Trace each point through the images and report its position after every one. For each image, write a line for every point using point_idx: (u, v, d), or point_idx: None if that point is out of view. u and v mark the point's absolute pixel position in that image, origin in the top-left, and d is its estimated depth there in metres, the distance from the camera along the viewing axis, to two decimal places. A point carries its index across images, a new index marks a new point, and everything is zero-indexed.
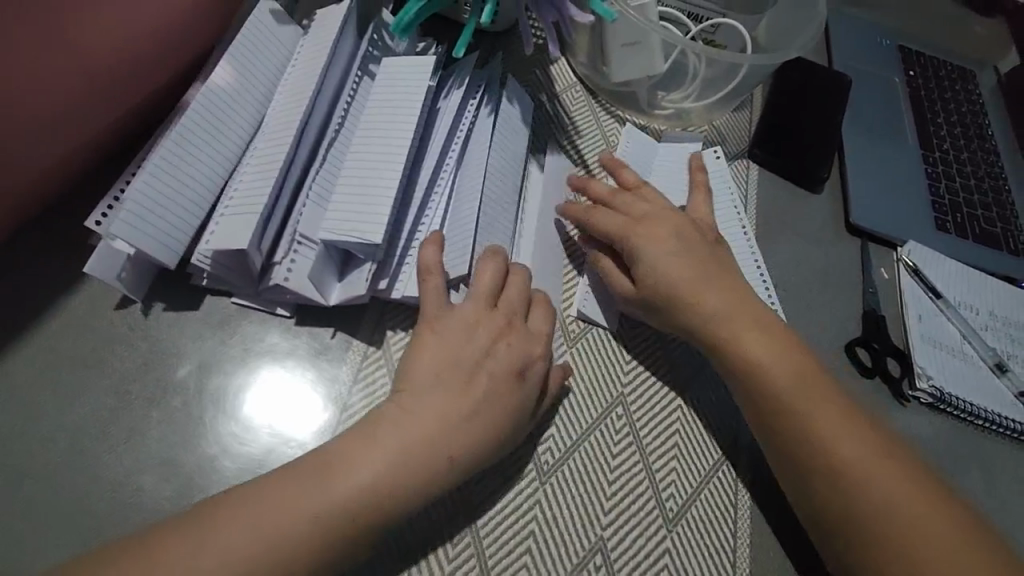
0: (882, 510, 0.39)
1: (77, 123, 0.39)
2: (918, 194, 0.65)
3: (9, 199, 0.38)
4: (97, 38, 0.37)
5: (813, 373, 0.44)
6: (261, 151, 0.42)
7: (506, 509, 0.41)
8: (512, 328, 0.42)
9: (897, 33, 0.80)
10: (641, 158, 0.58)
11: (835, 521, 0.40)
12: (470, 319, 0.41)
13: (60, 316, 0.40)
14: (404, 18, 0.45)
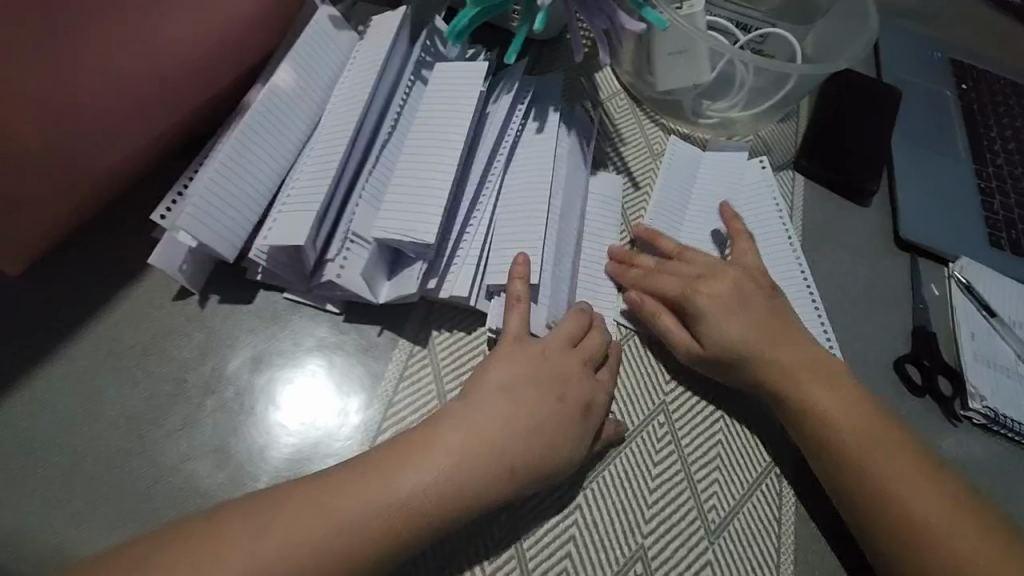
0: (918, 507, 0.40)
1: (147, 119, 0.41)
2: (970, 210, 0.63)
3: (82, 190, 0.40)
4: (170, 37, 0.39)
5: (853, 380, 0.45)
6: (318, 151, 0.43)
7: (546, 512, 0.41)
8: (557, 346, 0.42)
9: (948, 46, 0.79)
10: (685, 166, 0.58)
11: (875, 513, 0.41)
12: (544, 352, 0.41)
13: (123, 305, 0.42)
14: (458, 25, 0.46)
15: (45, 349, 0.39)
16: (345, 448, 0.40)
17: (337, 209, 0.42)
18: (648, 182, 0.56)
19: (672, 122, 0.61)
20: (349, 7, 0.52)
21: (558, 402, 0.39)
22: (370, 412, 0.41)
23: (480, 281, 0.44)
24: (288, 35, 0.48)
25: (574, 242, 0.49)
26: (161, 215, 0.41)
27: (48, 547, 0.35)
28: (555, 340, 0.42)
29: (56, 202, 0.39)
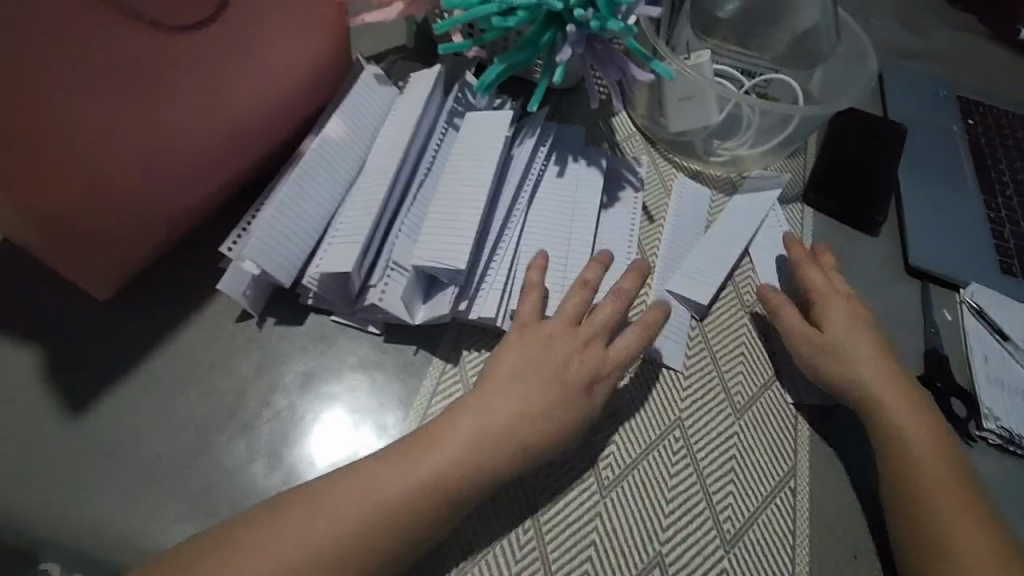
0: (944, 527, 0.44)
1: (218, 164, 0.47)
2: (980, 238, 0.65)
3: (161, 225, 0.46)
4: (239, 98, 0.46)
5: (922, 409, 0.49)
6: (363, 191, 0.49)
7: (567, 518, 0.43)
8: (588, 347, 0.46)
9: (954, 84, 0.82)
10: (694, 202, 0.62)
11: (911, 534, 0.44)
12: (557, 337, 0.45)
13: (191, 326, 0.47)
14: (487, 79, 0.51)
15: (125, 364, 0.45)
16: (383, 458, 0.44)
17: (379, 240, 0.47)
18: (662, 215, 0.60)
19: (684, 160, 0.66)
20: (390, 66, 0.59)
21: None
22: (407, 423, 0.46)
23: (506, 304, 0.49)
24: (338, 92, 0.55)
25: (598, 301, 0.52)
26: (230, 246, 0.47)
27: (127, 536, 0.40)
28: (560, 321, 0.46)
29: (141, 235, 0.45)
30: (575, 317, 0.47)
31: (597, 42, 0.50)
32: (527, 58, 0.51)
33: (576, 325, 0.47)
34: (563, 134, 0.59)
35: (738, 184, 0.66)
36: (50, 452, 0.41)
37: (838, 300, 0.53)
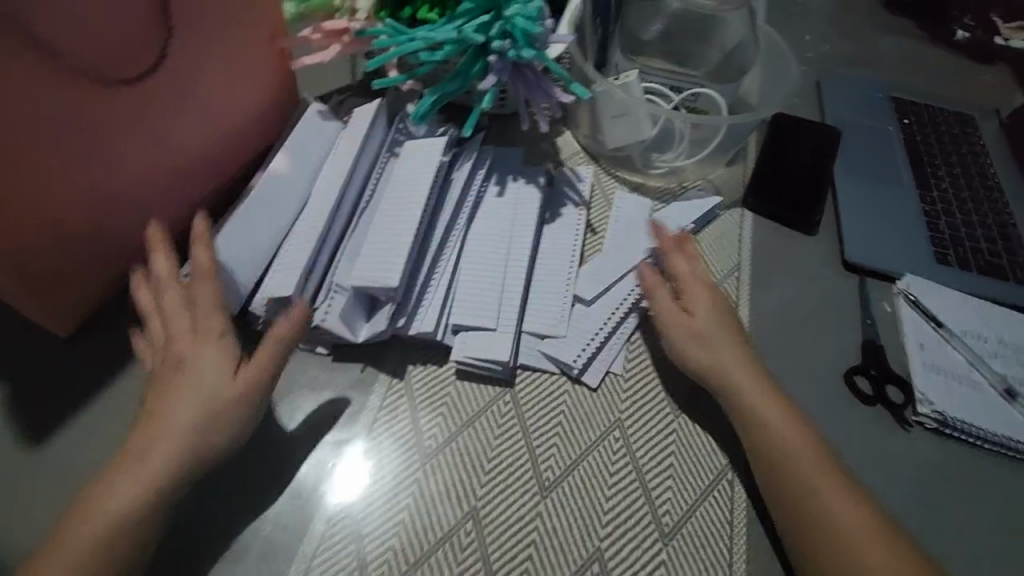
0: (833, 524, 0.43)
1: (166, 205, 0.50)
2: (914, 231, 0.68)
3: (116, 264, 0.49)
4: (181, 140, 0.49)
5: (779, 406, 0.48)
6: (307, 220, 0.52)
7: (508, 520, 0.45)
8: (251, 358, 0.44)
9: (890, 86, 0.85)
10: (636, 210, 0.64)
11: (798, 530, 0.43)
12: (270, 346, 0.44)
13: (147, 357, 0.50)
14: (422, 108, 0.55)
15: (88, 396, 0.48)
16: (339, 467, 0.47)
17: (323, 267, 0.51)
18: (604, 228, 0.63)
19: (626, 173, 0.69)
20: (336, 104, 0.63)
21: None
22: (356, 436, 0.48)
23: (446, 318, 0.52)
24: (285, 130, 0.59)
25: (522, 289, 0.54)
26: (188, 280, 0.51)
27: None
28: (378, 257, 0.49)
29: (99, 274, 0.48)
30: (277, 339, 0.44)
31: (526, 71, 0.54)
32: (459, 88, 0.55)
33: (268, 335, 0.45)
34: (502, 156, 0.62)
35: (678, 193, 0.68)
36: (17, 483, 0.44)
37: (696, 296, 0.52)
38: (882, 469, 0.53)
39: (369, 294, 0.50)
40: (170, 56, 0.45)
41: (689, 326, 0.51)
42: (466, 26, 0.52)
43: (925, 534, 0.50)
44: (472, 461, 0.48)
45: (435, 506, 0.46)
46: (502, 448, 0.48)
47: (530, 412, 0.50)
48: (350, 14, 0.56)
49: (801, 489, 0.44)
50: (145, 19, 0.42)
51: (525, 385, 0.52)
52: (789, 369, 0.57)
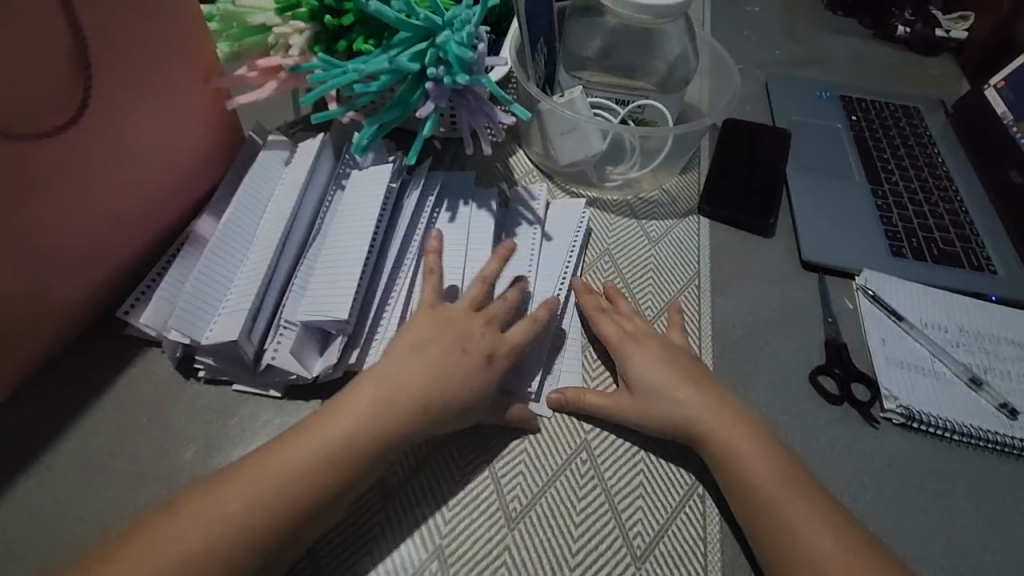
0: (802, 539, 0.43)
1: (104, 259, 0.49)
2: (868, 225, 0.68)
3: (52, 323, 0.48)
4: (115, 192, 0.48)
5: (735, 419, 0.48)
6: (255, 259, 0.51)
7: (477, 555, 0.44)
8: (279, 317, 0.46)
9: (837, 84, 0.87)
10: (592, 233, 0.65)
11: (770, 545, 0.44)
12: None
13: (91, 416, 0.48)
14: (362, 141, 0.55)
15: (24, 462, 0.46)
16: None
17: (272, 303, 0.49)
18: (575, 236, 0.61)
19: (583, 189, 0.69)
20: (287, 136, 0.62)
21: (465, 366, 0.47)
22: None
23: None
24: (229, 172, 0.58)
25: None
26: (148, 327, 0.49)
27: None
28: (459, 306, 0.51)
29: (33, 334, 0.46)
30: None
31: (466, 94, 0.54)
32: (400, 115, 0.55)
33: None
34: (452, 179, 0.62)
35: (636, 205, 0.68)
36: None
37: (636, 350, 0.52)
38: (854, 469, 0.52)
39: (320, 328, 0.49)
40: (91, 105, 0.44)
41: (641, 368, 0.51)
42: (400, 56, 0.52)
43: (902, 533, 0.49)
44: (435, 497, 0.46)
45: (398, 545, 0.44)
46: (467, 479, 0.47)
47: (495, 439, 0.49)
48: (285, 50, 0.57)
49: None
50: (58, 69, 0.41)
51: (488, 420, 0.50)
52: (755, 374, 0.57)
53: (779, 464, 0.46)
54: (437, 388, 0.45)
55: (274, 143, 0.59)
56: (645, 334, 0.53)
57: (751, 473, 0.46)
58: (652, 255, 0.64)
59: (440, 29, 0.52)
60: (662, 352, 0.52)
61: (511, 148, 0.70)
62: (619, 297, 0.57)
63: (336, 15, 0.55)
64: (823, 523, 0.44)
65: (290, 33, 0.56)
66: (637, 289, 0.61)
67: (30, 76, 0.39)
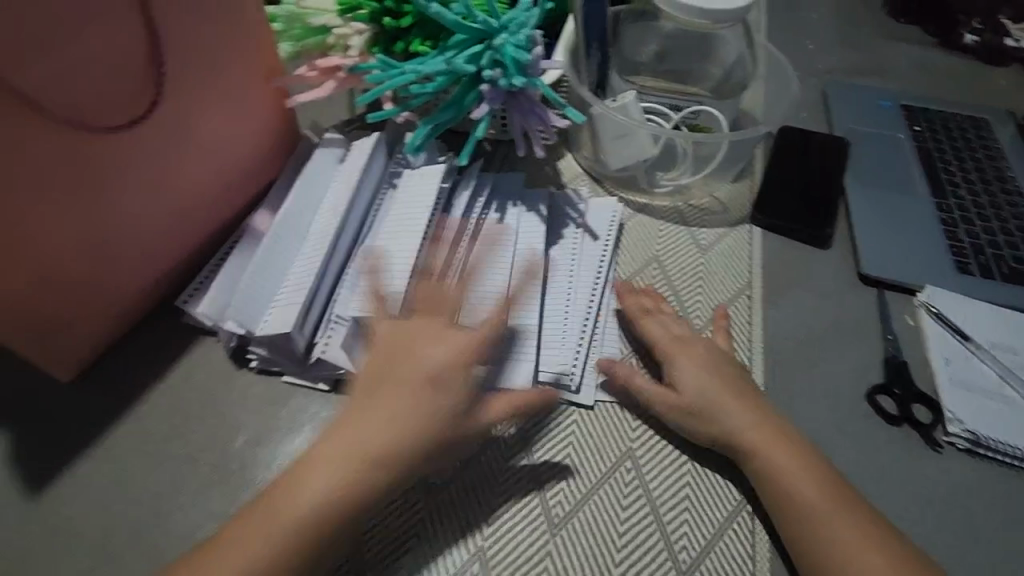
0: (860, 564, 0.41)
1: (167, 248, 0.51)
2: (932, 240, 0.65)
3: (117, 308, 0.50)
4: (180, 182, 0.49)
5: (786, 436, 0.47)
6: (308, 254, 0.52)
7: (519, 561, 0.44)
8: None
9: (900, 94, 0.83)
10: (641, 240, 0.64)
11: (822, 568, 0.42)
12: None
13: (149, 399, 0.50)
14: (416, 140, 0.55)
15: (87, 440, 0.48)
16: None
17: (324, 297, 0.50)
18: (609, 235, 0.61)
19: (632, 195, 0.68)
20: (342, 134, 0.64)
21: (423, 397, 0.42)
22: None
23: None
24: (285, 168, 0.60)
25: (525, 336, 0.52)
26: (206, 316, 0.51)
27: None
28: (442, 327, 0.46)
29: (98, 319, 0.48)
30: None
31: (519, 96, 0.54)
32: (454, 116, 0.55)
33: None
34: (501, 182, 0.62)
35: (685, 212, 0.67)
36: (13, 534, 0.44)
37: (683, 355, 0.51)
38: (914, 495, 0.50)
39: (369, 324, 0.50)
40: (162, 101, 0.45)
41: (686, 381, 0.49)
42: (456, 57, 0.52)
43: (965, 566, 0.47)
44: (476, 499, 0.46)
45: (438, 547, 0.44)
46: (511, 481, 0.47)
47: (537, 441, 0.49)
48: (344, 50, 0.58)
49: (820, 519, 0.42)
50: (134, 62, 0.42)
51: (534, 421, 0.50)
52: (808, 390, 0.55)
53: (834, 484, 0.44)
54: (428, 429, 0.41)
55: (328, 141, 0.60)
56: (701, 345, 0.52)
57: (806, 494, 0.44)
58: (701, 263, 0.62)
59: (497, 32, 0.53)
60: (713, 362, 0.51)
61: (559, 151, 0.70)
62: (663, 305, 0.56)
63: (395, 17, 0.56)
64: (882, 548, 0.42)
65: (350, 33, 0.57)
66: (686, 297, 0.59)
67: (108, 68, 0.41)
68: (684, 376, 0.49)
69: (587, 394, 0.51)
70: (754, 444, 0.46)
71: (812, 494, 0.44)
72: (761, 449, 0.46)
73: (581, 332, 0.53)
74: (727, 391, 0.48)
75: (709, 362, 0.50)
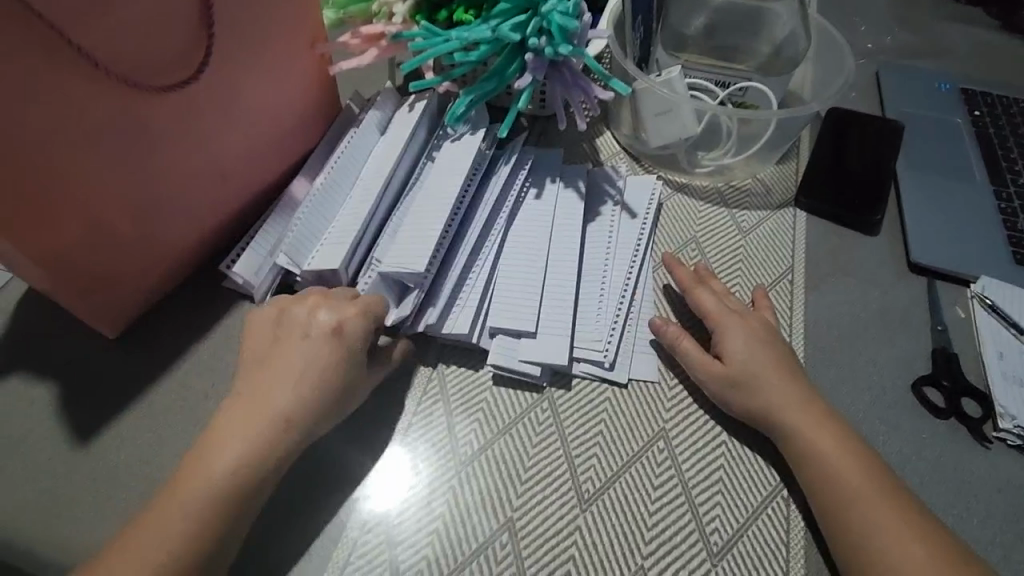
0: (902, 556, 0.40)
1: (210, 209, 0.51)
2: (989, 229, 0.62)
3: (161, 268, 0.51)
4: (223, 145, 0.50)
5: (827, 423, 0.45)
6: (343, 217, 0.52)
7: (548, 534, 0.43)
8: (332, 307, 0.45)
9: (960, 77, 0.79)
10: (680, 219, 0.62)
11: (861, 558, 0.40)
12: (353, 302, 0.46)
13: (190, 358, 0.52)
14: (457, 109, 0.55)
15: (131, 394, 0.49)
16: (408, 475, 0.46)
17: (364, 250, 0.51)
18: (647, 213, 0.59)
19: (672, 174, 0.66)
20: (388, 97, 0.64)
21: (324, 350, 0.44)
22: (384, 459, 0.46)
23: (483, 321, 0.51)
24: (326, 136, 0.60)
25: (560, 310, 0.51)
26: (239, 275, 0.52)
27: None
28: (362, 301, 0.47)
29: (142, 277, 0.49)
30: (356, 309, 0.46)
31: (562, 67, 0.53)
32: (495, 88, 0.55)
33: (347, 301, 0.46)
34: (542, 157, 0.61)
35: (726, 193, 0.65)
36: (61, 482, 0.46)
37: (726, 333, 0.49)
38: (959, 490, 0.48)
39: (399, 282, 0.50)
40: (210, 63, 0.45)
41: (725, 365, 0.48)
42: (502, 25, 0.51)
43: (1013, 565, 0.45)
44: (508, 471, 0.46)
45: (469, 514, 0.44)
46: (541, 455, 0.47)
47: (569, 418, 0.48)
48: (388, 18, 0.58)
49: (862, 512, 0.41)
50: (187, 22, 0.42)
51: (565, 395, 0.49)
52: (849, 378, 0.53)
53: (877, 473, 0.43)
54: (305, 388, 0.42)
55: (383, 100, 0.59)
56: (753, 326, 0.50)
57: (849, 481, 0.42)
58: (741, 246, 0.61)
59: None
60: (758, 344, 0.49)
61: (598, 128, 0.68)
62: (713, 281, 0.54)
63: None
64: (925, 540, 0.40)
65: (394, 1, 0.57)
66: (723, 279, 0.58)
67: (164, 27, 0.41)
68: (734, 353, 0.48)
69: (622, 371, 0.50)
70: (793, 430, 0.45)
71: (856, 482, 0.42)
72: (801, 436, 0.45)
73: (616, 309, 0.52)
74: (770, 373, 0.47)
75: (752, 345, 0.49)
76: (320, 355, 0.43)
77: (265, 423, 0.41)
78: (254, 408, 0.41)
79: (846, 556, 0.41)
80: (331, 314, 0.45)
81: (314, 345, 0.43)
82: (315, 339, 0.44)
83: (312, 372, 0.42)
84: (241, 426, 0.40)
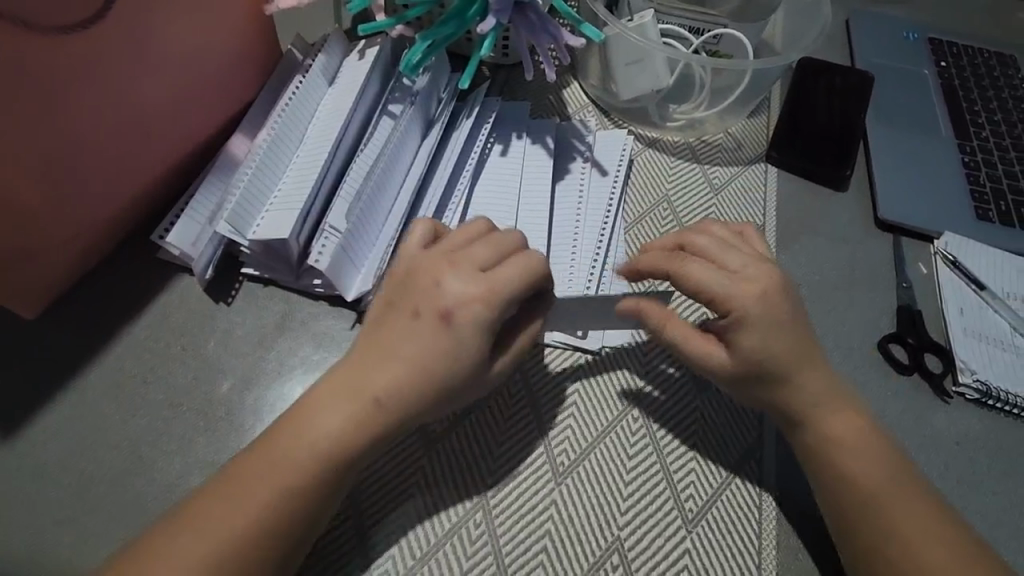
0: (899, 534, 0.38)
1: (133, 171, 0.45)
2: (953, 185, 0.63)
3: (80, 241, 0.45)
4: (140, 97, 0.43)
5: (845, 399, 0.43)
6: (295, 176, 0.47)
7: (522, 512, 0.42)
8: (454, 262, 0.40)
9: (926, 25, 0.78)
10: (652, 173, 0.60)
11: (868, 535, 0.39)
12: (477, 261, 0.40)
13: (122, 341, 0.47)
14: (413, 57, 0.49)
15: (57, 383, 0.44)
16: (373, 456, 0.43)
17: (318, 210, 0.46)
18: (618, 169, 0.56)
19: (642, 129, 0.62)
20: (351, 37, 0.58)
21: (410, 316, 0.39)
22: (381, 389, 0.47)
23: None
24: (264, 86, 0.54)
25: None
26: (175, 246, 0.47)
27: (61, 555, 0.40)
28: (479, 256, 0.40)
29: (62, 250, 0.44)
30: (478, 267, 0.40)
31: (528, 11, 0.49)
32: (455, 31, 0.49)
33: (481, 272, 0.39)
34: (506, 110, 0.57)
35: (698, 148, 0.62)
36: None
37: None
38: (919, 445, 0.49)
39: (355, 249, 0.46)
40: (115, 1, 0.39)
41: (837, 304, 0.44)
42: None
43: (968, 514, 0.47)
44: (478, 447, 0.44)
45: (437, 488, 0.42)
46: (514, 429, 0.45)
47: (543, 387, 0.47)
48: None
49: (853, 468, 0.40)
50: None
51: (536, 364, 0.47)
52: (819, 339, 0.53)
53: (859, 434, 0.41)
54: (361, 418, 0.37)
55: (330, 44, 0.53)
56: None
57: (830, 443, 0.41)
58: (713, 204, 0.59)
59: None
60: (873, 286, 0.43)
61: (566, 79, 0.64)
62: None
63: None
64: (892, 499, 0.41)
65: None
66: None
67: None
68: None
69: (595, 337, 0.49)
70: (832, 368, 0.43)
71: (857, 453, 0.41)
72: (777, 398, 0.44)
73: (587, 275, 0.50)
74: None
75: None
76: (428, 341, 0.38)
77: (361, 404, 0.37)
78: (349, 390, 0.38)
79: (836, 524, 0.40)
80: (449, 295, 0.38)
81: (430, 325, 0.38)
82: (429, 324, 0.38)
83: (402, 358, 0.38)
84: (336, 401, 0.37)
